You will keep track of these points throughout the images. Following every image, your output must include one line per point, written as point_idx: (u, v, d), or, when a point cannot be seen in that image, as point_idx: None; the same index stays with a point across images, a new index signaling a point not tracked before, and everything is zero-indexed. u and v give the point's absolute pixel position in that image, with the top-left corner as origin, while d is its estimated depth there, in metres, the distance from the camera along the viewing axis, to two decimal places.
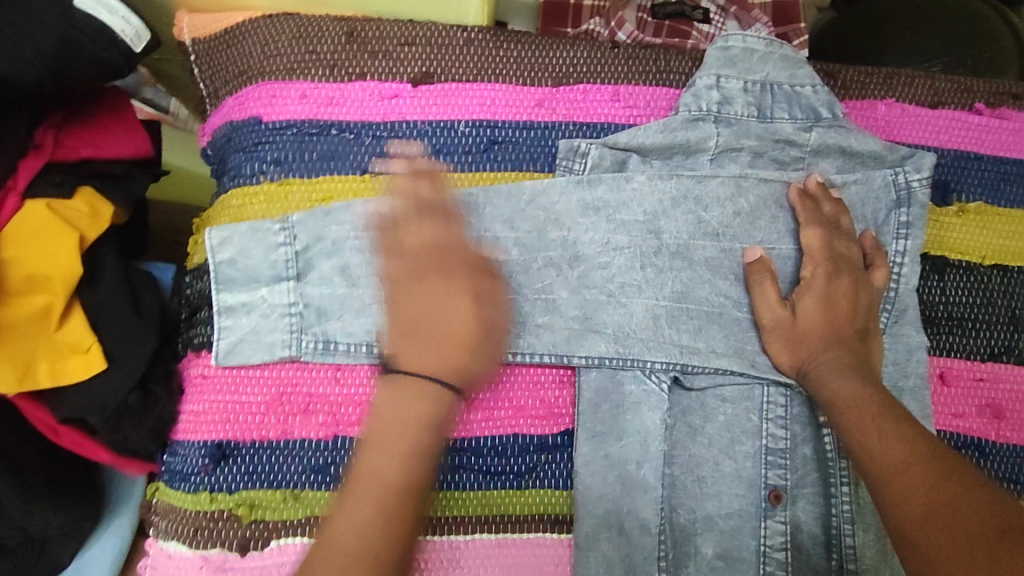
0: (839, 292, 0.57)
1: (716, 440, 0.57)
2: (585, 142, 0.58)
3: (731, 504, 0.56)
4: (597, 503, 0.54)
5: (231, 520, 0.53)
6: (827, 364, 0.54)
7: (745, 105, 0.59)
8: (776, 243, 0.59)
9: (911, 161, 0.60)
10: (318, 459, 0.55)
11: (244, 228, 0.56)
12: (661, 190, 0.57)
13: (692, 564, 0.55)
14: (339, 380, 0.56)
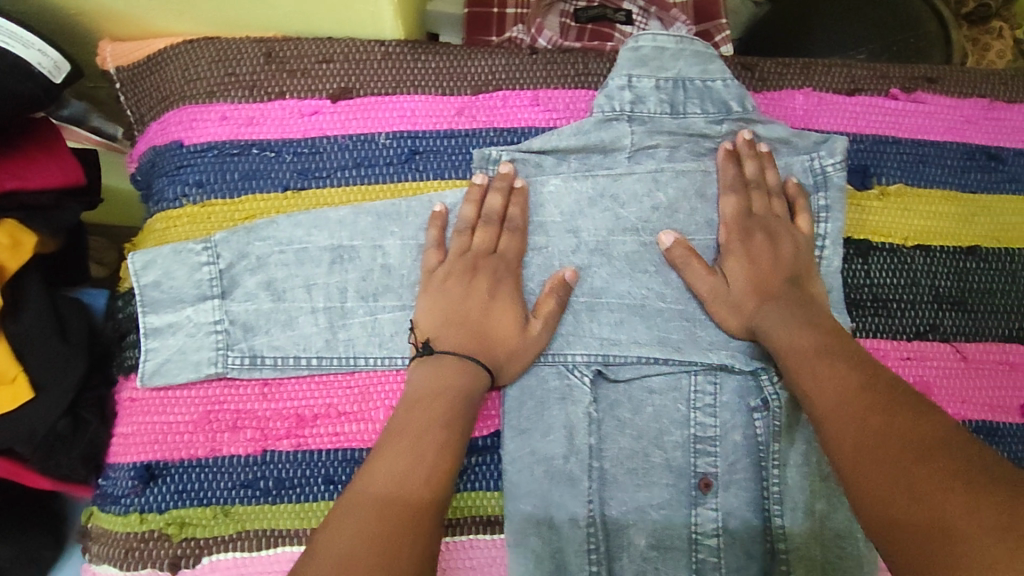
0: (762, 251, 0.59)
1: (645, 431, 0.58)
2: (498, 150, 0.59)
3: (662, 494, 0.57)
4: (525, 498, 0.55)
5: (162, 540, 0.54)
6: (767, 321, 0.56)
7: (658, 102, 0.60)
8: (696, 234, 0.61)
9: (826, 146, 0.62)
10: (248, 474, 0.55)
11: (167, 250, 0.56)
12: (578, 190, 0.59)
13: (625, 555, 0.56)
14: (266, 395, 0.57)
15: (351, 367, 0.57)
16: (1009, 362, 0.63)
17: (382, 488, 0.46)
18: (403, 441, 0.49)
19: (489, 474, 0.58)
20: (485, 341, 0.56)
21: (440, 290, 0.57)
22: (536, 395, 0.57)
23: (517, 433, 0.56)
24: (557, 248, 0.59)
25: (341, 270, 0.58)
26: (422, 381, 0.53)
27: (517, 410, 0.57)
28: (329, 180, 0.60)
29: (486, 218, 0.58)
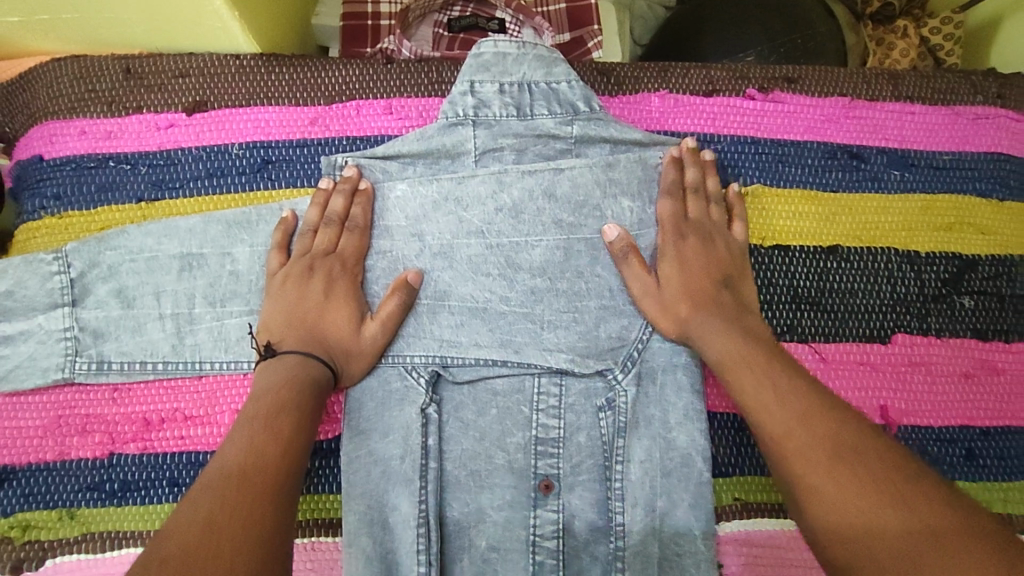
0: (690, 253, 0.60)
1: (488, 433, 0.59)
2: (343, 156, 0.61)
3: (504, 495, 0.58)
4: (358, 500, 0.56)
5: (5, 542, 0.55)
6: (704, 322, 0.56)
7: (502, 105, 0.61)
8: (542, 236, 0.61)
9: (676, 143, 0.63)
10: (94, 477, 0.56)
11: (18, 260, 0.57)
12: (423, 195, 0.60)
13: (466, 556, 0.57)
14: (117, 400, 0.58)
15: (198, 371, 0.58)
16: (868, 362, 0.62)
17: (241, 461, 0.46)
18: (259, 423, 0.49)
19: (331, 477, 0.59)
20: (319, 341, 0.56)
21: (281, 294, 0.58)
22: (378, 396, 0.58)
23: (354, 434, 0.57)
24: (401, 251, 0.60)
25: (189, 276, 0.59)
26: (270, 375, 0.53)
27: (358, 412, 0.58)
28: (180, 190, 0.62)
29: (328, 219, 0.59)
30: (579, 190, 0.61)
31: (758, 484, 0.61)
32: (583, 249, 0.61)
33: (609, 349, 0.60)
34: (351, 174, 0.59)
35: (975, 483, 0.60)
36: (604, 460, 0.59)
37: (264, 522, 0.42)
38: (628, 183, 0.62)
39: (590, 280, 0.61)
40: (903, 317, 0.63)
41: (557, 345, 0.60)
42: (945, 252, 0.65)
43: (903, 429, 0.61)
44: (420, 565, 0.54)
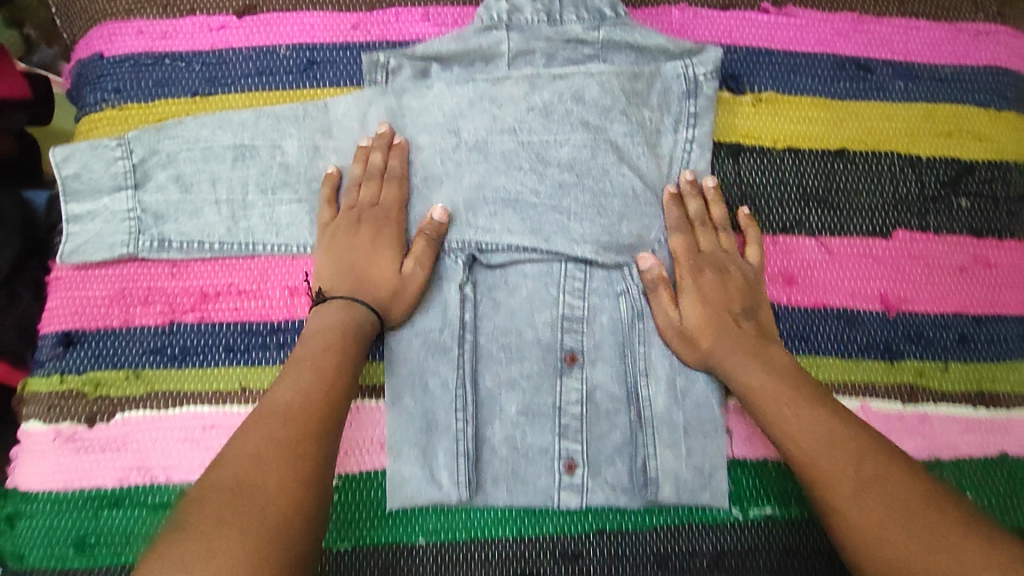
0: (708, 286, 0.63)
1: (518, 311, 0.64)
2: (385, 55, 0.65)
3: (533, 367, 0.63)
4: (401, 367, 0.62)
5: (80, 397, 0.60)
6: (731, 359, 0.60)
7: (534, 11, 0.66)
8: (570, 135, 0.65)
9: (699, 56, 0.67)
10: (156, 343, 0.61)
11: (84, 146, 0.61)
12: (460, 94, 0.64)
13: (497, 421, 0.62)
14: (176, 274, 0.62)
15: (250, 252, 0.62)
16: (872, 256, 0.67)
17: (288, 403, 0.52)
18: (306, 366, 0.55)
19: (376, 348, 0.64)
20: (366, 279, 0.60)
21: (330, 244, 0.61)
22: None
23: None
24: (440, 145, 0.64)
25: (243, 166, 0.63)
26: (320, 320, 0.59)
27: None
28: (233, 86, 0.66)
29: (370, 173, 0.62)
30: (606, 94, 0.65)
31: None
32: (609, 148, 0.65)
33: (630, 245, 0.65)
34: (385, 131, 0.62)
35: (965, 363, 0.66)
36: (623, 335, 0.64)
37: (298, 469, 0.49)
38: (653, 87, 0.66)
39: (615, 180, 0.65)
40: (905, 216, 0.68)
41: (583, 236, 0.64)
42: (945, 157, 0.69)
43: (901, 314, 0.66)
44: (458, 421, 0.61)
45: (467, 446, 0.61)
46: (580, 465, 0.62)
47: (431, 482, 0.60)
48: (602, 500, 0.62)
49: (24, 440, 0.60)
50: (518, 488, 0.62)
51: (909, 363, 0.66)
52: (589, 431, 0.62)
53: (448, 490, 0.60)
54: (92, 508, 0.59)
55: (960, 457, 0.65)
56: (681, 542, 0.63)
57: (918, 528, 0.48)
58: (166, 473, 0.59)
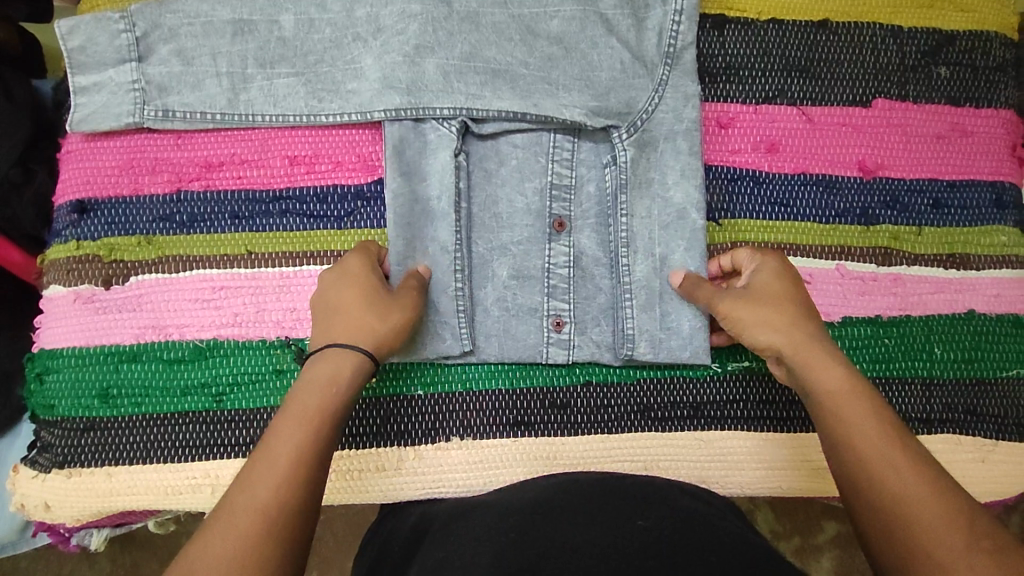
0: (761, 290, 0.57)
1: (508, 180, 0.65)
2: None
3: (522, 233, 0.65)
4: (404, 229, 0.63)
5: (96, 261, 0.63)
6: (807, 359, 0.52)
7: None
8: (561, 7, 0.65)
9: None
10: (166, 210, 0.64)
11: (88, 18, 0.63)
12: None
13: (489, 285, 0.64)
14: (181, 145, 0.65)
15: (250, 123, 0.65)
16: (851, 124, 0.69)
17: (248, 509, 0.44)
18: (265, 456, 0.46)
19: (374, 215, 0.65)
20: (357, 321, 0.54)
21: (322, 317, 0.55)
22: (414, 146, 0.64)
23: (398, 176, 0.64)
24: (432, 12, 0.64)
25: (242, 40, 0.64)
26: (308, 383, 0.50)
27: (398, 158, 0.64)
28: None
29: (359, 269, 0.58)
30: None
31: (750, 228, 0.67)
32: (597, 21, 0.65)
33: (618, 112, 0.64)
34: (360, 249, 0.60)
35: (938, 227, 0.69)
36: (610, 203, 0.64)
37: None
38: None
39: (603, 52, 0.65)
40: (885, 84, 0.70)
41: (571, 103, 0.64)
42: (926, 27, 0.70)
43: (878, 179, 0.69)
44: (457, 281, 0.63)
45: (465, 305, 0.63)
46: (568, 322, 0.64)
47: (433, 338, 0.62)
48: (588, 356, 0.64)
49: (44, 306, 0.64)
50: (509, 342, 0.64)
51: (885, 227, 0.68)
52: (579, 291, 0.65)
53: (450, 343, 0.62)
54: (112, 362, 0.62)
55: (930, 314, 0.68)
56: (670, 396, 0.65)
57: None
58: (179, 331, 0.63)
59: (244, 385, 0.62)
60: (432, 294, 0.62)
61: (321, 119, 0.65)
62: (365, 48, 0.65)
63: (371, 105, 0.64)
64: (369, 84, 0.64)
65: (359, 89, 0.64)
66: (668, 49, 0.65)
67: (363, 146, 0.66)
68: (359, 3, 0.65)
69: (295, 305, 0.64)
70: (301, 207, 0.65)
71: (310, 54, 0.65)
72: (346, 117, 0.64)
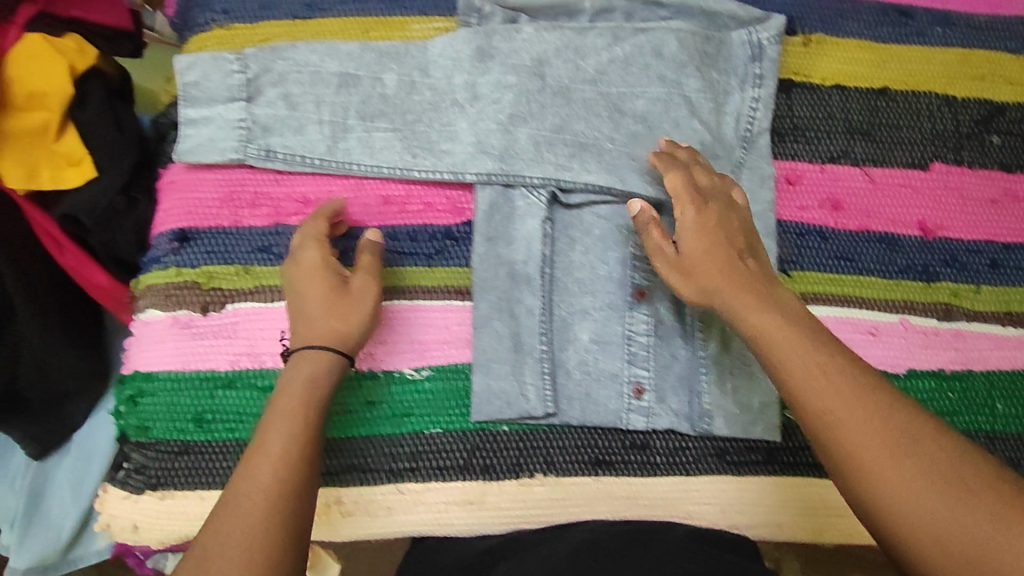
0: (710, 216, 0.61)
1: (591, 248, 0.68)
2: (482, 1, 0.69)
3: (603, 300, 0.67)
4: (490, 291, 0.66)
5: (194, 288, 0.66)
6: (737, 300, 0.56)
7: None
8: (648, 87, 0.69)
9: (766, 23, 0.71)
10: (263, 242, 0.67)
11: (205, 56, 0.68)
12: (547, 41, 0.69)
13: (571, 348, 0.67)
14: (280, 182, 0.69)
15: (346, 170, 0.68)
16: (911, 186, 0.73)
17: (264, 493, 0.50)
18: (264, 445, 0.53)
19: (462, 253, 0.69)
20: (321, 327, 0.59)
21: (305, 293, 0.61)
22: (503, 211, 0.68)
23: (486, 241, 0.67)
24: (526, 85, 0.69)
25: (346, 92, 0.69)
26: (298, 377, 0.57)
27: (487, 221, 0.67)
28: (330, 12, 0.71)
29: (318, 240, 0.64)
30: (684, 51, 0.69)
31: (816, 278, 0.71)
32: (681, 103, 0.69)
33: None
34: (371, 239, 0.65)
35: (997, 287, 0.72)
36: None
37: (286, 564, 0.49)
38: (717, 46, 0.71)
39: (685, 132, 0.69)
40: (942, 149, 0.74)
41: (655, 179, 0.68)
42: (978, 97, 0.75)
43: (938, 239, 0.72)
44: (542, 344, 0.65)
45: (548, 368, 0.65)
46: (649, 389, 0.66)
47: (518, 398, 0.64)
48: (668, 424, 0.66)
49: (141, 329, 0.67)
50: (590, 407, 0.65)
51: (945, 284, 0.71)
52: (657, 358, 0.66)
53: (535, 404, 0.64)
54: (207, 387, 0.65)
55: (991, 370, 0.71)
56: (746, 440, 0.66)
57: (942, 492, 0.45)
58: (273, 359, 0.66)
59: (336, 414, 0.65)
60: (523, 361, 0.65)
61: (414, 174, 0.68)
62: (461, 113, 0.69)
63: (465, 167, 0.68)
64: (463, 146, 0.68)
65: (453, 150, 0.69)
66: (744, 133, 0.70)
67: (453, 189, 0.69)
68: (457, 72, 0.69)
69: (383, 338, 0.67)
70: (393, 243, 0.68)
71: (408, 113, 0.69)
72: (438, 175, 0.68)
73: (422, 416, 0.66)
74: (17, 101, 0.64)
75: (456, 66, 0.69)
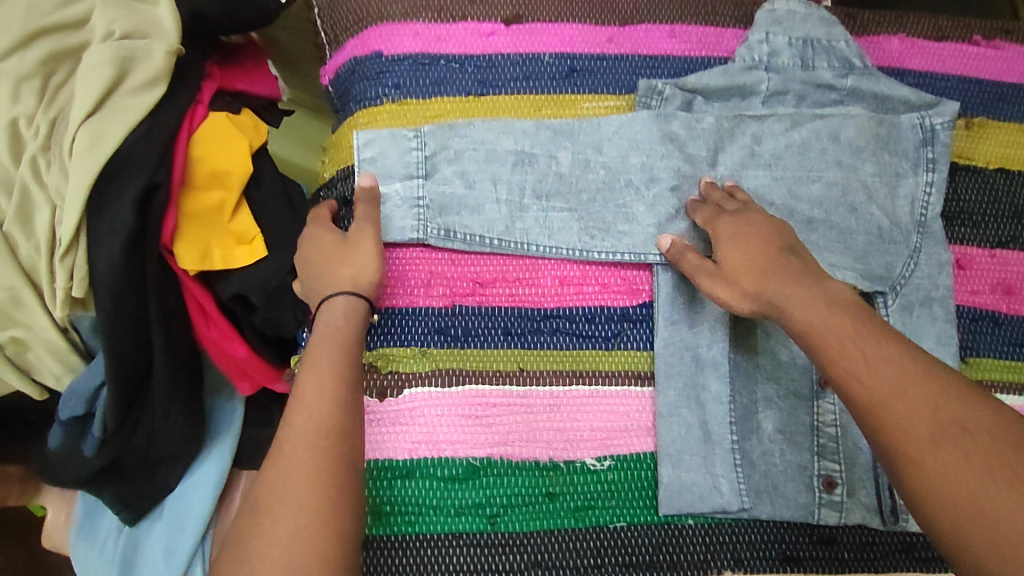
0: (745, 228, 0.60)
1: (775, 332, 0.67)
2: (662, 83, 0.70)
3: (787, 387, 0.66)
4: (676, 378, 0.65)
5: (372, 371, 0.64)
6: (789, 296, 0.54)
7: (791, 56, 0.71)
8: (824, 172, 0.69)
9: (936, 109, 0.71)
10: (439, 322, 0.65)
11: (384, 133, 0.67)
12: (724, 126, 0.69)
13: (756, 436, 0.65)
14: (455, 261, 0.67)
15: (524, 250, 0.67)
16: None
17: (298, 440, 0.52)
18: (304, 393, 0.54)
19: (641, 337, 0.67)
20: (346, 272, 0.60)
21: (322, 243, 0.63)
22: (686, 293, 0.66)
23: (668, 324, 0.66)
24: (701, 169, 0.69)
25: (522, 171, 0.68)
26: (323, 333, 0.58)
27: (670, 304, 0.66)
28: (504, 88, 0.70)
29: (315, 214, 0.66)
30: (861, 136, 0.70)
31: (994, 364, 0.70)
32: (859, 188, 0.69)
33: (881, 275, 0.67)
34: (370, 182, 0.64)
35: None
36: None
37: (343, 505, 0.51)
38: (889, 129, 0.71)
39: (862, 217, 0.69)
40: None
41: (839, 263, 0.67)
42: None
43: None
44: (732, 434, 0.64)
45: (740, 459, 0.64)
46: (840, 483, 0.64)
47: (711, 492, 0.62)
48: (860, 519, 0.64)
49: None
50: (780, 501, 0.63)
51: None
52: (845, 449, 0.65)
53: (730, 499, 0.62)
54: (385, 477, 0.61)
55: None
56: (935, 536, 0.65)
57: (997, 482, 0.42)
58: (452, 448, 0.62)
59: (517, 506, 0.62)
60: (712, 448, 0.64)
61: (594, 255, 0.67)
62: (637, 195, 0.68)
63: (647, 249, 0.67)
64: (641, 228, 0.68)
65: (630, 231, 0.68)
66: (920, 217, 0.70)
67: (628, 269, 0.68)
68: (633, 152, 0.69)
69: (565, 425, 0.64)
70: (570, 325, 0.66)
71: (584, 193, 0.68)
72: (618, 257, 0.67)
73: (607, 508, 0.63)
74: (198, 179, 0.62)
75: (634, 147, 0.69)
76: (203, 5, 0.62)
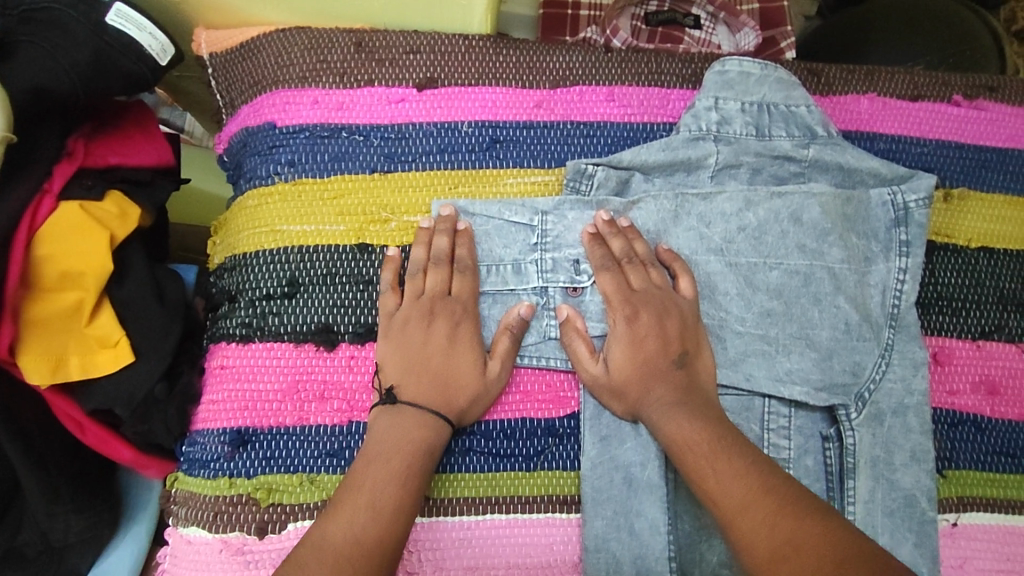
0: (643, 331, 0.56)
1: None
2: (592, 164, 0.61)
3: None
4: (606, 504, 0.56)
5: (250, 504, 0.55)
6: (655, 406, 0.54)
7: (743, 124, 0.63)
8: (784, 258, 0.60)
9: (911, 183, 0.62)
10: (333, 444, 0.56)
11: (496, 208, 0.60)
12: (663, 207, 0.61)
13: (698, 570, 0.56)
14: (352, 367, 0.58)
15: None
16: None
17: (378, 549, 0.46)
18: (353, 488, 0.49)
19: (566, 454, 0.58)
20: (449, 391, 0.55)
21: (403, 331, 0.56)
22: None
23: (597, 440, 0.57)
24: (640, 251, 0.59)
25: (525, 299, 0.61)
26: (419, 428, 0.53)
27: (598, 418, 0.58)
28: (415, 164, 0.62)
29: (437, 259, 0.58)
30: (826, 217, 0.60)
31: (975, 478, 0.61)
32: (825, 276, 0.60)
33: (844, 382, 0.59)
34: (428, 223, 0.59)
35: None
36: (832, 484, 0.58)
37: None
38: (856, 207, 0.62)
39: (827, 310, 0.60)
40: None
41: (796, 372, 0.59)
42: None
43: None
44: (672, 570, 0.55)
45: None
46: None
47: None
48: None
49: (181, 549, 0.55)
50: None
51: None
52: None
53: None
54: None
55: None
56: None
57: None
58: None
59: None
60: None
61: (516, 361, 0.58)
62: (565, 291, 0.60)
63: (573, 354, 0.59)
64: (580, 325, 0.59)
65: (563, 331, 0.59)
66: (892, 309, 0.60)
67: (553, 372, 0.59)
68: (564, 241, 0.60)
69: (476, 563, 0.55)
70: (486, 443, 0.58)
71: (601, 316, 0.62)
72: (542, 361, 0.59)
73: None
74: (45, 281, 0.53)
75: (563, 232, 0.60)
76: (51, 81, 0.54)
